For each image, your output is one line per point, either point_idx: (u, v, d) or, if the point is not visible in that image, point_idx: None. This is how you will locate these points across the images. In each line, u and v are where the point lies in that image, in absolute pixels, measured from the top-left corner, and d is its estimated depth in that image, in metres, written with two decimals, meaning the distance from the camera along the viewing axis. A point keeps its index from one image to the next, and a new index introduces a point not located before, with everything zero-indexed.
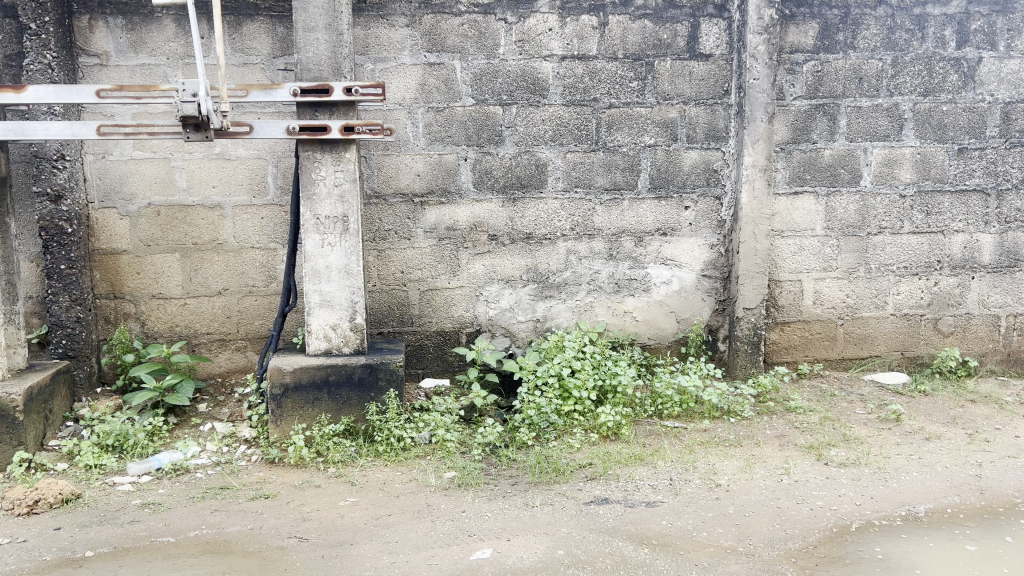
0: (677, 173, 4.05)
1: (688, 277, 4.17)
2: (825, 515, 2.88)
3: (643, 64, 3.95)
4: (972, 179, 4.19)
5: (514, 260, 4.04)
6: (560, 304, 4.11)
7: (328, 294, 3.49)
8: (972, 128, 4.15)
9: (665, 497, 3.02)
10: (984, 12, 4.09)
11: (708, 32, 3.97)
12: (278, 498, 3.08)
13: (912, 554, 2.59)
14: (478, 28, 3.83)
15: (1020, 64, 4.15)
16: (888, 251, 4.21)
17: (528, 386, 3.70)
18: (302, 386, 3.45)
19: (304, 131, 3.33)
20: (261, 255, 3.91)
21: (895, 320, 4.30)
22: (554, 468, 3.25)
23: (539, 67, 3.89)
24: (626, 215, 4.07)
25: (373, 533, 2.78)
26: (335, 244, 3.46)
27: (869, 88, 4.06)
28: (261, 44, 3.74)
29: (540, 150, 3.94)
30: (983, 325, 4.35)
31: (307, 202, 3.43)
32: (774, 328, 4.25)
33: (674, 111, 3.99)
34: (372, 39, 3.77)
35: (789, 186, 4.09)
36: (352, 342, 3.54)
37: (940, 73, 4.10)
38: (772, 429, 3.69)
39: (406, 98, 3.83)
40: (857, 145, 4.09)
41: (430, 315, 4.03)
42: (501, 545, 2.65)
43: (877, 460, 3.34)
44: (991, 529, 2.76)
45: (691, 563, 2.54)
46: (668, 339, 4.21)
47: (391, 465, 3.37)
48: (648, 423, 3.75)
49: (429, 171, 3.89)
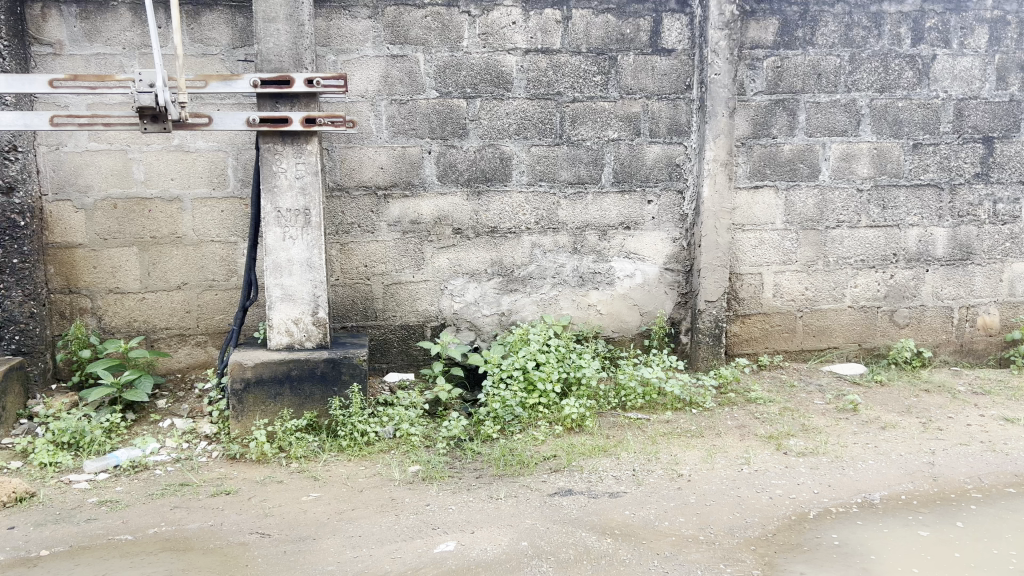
0: (640, 167, 4.08)
1: (651, 271, 4.20)
2: (784, 503, 2.93)
3: (606, 58, 3.97)
4: (927, 174, 4.28)
5: (479, 254, 4.04)
6: (525, 297, 4.12)
7: (289, 288, 3.46)
8: (927, 124, 4.24)
9: (628, 487, 3.05)
10: (938, 11, 4.17)
11: (671, 27, 3.99)
12: (239, 494, 3.04)
13: (868, 540, 2.65)
14: (441, 20, 3.82)
15: (973, 61, 4.24)
16: (846, 244, 4.29)
17: (493, 379, 3.70)
18: (264, 381, 3.42)
19: (265, 123, 3.29)
20: (221, 249, 3.85)
21: (853, 312, 4.39)
22: (519, 460, 3.26)
23: (502, 60, 3.89)
24: (590, 209, 4.08)
25: (336, 528, 2.77)
26: (297, 237, 3.43)
27: (827, 83, 4.13)
28: (221, 34, 3.68)
29: (504, 144, 3.95)
30: (937, 317, 4.45)
31: (268, 194, 3.39)
32: (735, 320, 4.30)
33: (637, 105, 4.02)
34: (334, 30, 3.73)
35: (750, 181, 4.14)
36: (314, 337, 3.51)
37: (896, 70, 4.18)
38: (733, 419, 3.75)
39: (369, 90, 3.80)
40: (816, 140, 4.16)
41: (394, 309, 4.01)
42: (465, 537, 2.66)
43: (835, 449, 3.40)
44: (943, 515, 2.83)
45: (653, 552, 2.57)
46: (631, 332, 4.25)
47: (355, 460, 3.34)
48: (612, 415, 3.78)
49: (392, 164, 3.87)
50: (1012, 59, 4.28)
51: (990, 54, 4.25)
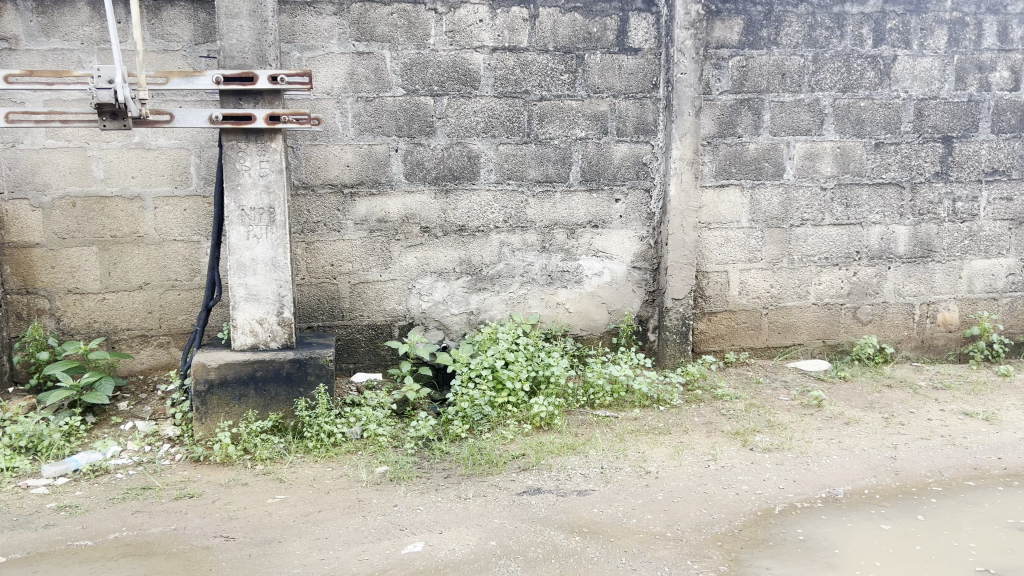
0: (608, 166, 4.09)
1: (619, 269, 4.22)
2: (750, 499, 2.95)
3: (573, 57, 3.97)
4: (889, 173, 4.34)
5: (447, 253, 4.02)
6: (493, 296, 4.11)
7: (254, 288, 3.41)
8: (888, 124, 4.30)
9: (596, 485, 3.05)
10: (899, 11, 4.22)
11: (637, 27, 4.01)
12: (203, 497, 3.00)
13: (832, 535, 2.68)
14: (407, 17, 3.79)
15: (933, 62, 4.30)
16: (810, 243, 4.35)
17: (461, 378, 3.69)
18: (228, 382, 3.37)
19: (228, 119, 3.25)
20: (183, 248, 3.78)
21: (817, 309, 4.45)
22: (487, 460, 3.25)
23: (469, 58, 3.87)
24: (558, 208, 4.09)
25: (303, 530, 2.74)
26: (261, 236, 3.39)
27: (791, 83, 4.17)
28: (182, 30, 3.62)
29: (472, 142, 3.93)
30: (900, 314, 4.52)
31: (231, 192, 3.34)
32: (702, 318, 4.34)
33: (604, 104, 4.03)
34: (299, 27, 3.69)
35: (716, 180, 4.18)
36: (280, 337, 3.47)
37: (858, 70, 4.23)
38: (700, 416, 3.78)
39: (335, 87, 3.77)
40: (781, 139, 4.20)
41: (361, 308, 3.98)
42: (433, 538, 2.64)
43: (800, 444, 3.44)
44: (905, 509, 2.88)
45: (621, 549, 2.57)
46: (599, 330, 4.25)
47: (322, 461, 3.31)
48: (581, 413, 3.78)
49: (358, 162, 3.84)
50: (970, 60, 4.34)
51: (949, 55, 4.31)
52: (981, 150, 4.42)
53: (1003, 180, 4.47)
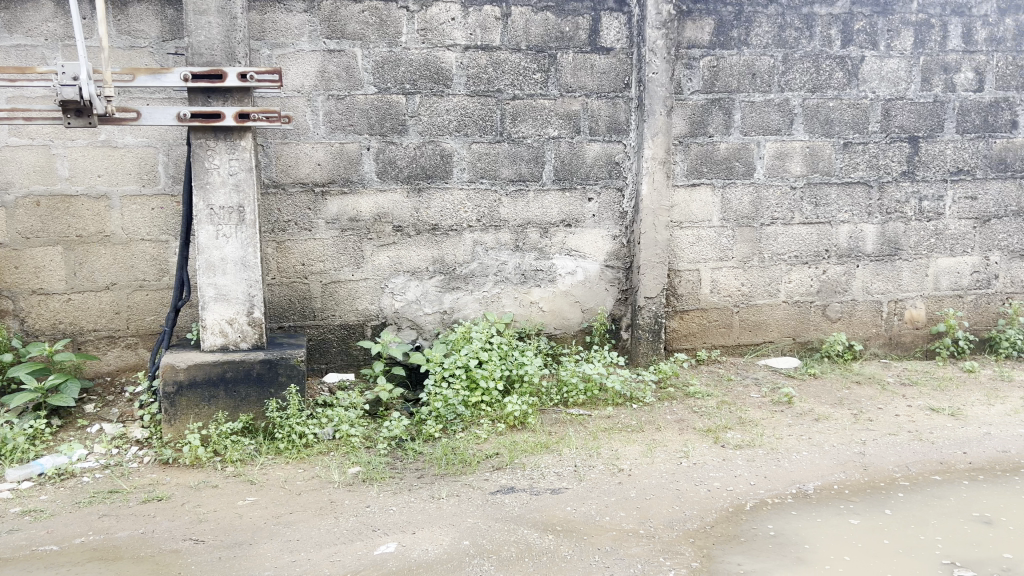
0: (581, 165, 4.10)
1: (592, 268, 4.23)
2: (721, 495, 2.98)
3: (545, 56, 3.97)
4: (857, 172, 4.40)
5: (420, 252, 4.00)
6: (467, 295, 4.10)
7: (223, 288, 3.38)
8: (857, 123, 4.35)
9: (570, 483, 3.06)
10: (866, 13, 4.27)
11: (609, 26, 4.02)
12: (171, 500, 2.95)
13: (802, 530, 2.71)
14: (379, 15, 3.77)
15: (900, 63, 4.35)
16: (780, 241, 4.39)
17: (435, 378, 3.67)
18: (197, 383, 3.33)
19: (195, 117, 3.22)
20: (151, 247, 3.73)
21: (787, 307, 4.49)
22: (461, 459, 3.24)
23: (441, 56, 3.86)
24: (531, 207, 4.09)
25: (273, 532, 2.71)
26: (230, 236, 3.35)
27: (761, 83, 4.21)
28: (149, 26, 3.57)
29: (444, 141, 3.92)
30: (868, 311, 4.58)
31: (199, 191, 3.30)
32: (674, 316, 4.37)
33: (577, 103, 4.04)
34: (269, 24, 3.66)
35: (687, 179, 4.21)
36: (250, 337, 3.44)
37: (827, 71, 4.28)
38: (672, 414, 3.80)
39: (305, 85, 3.74)
40: (751, 139, 4.24)
41: (333, 308, 3.95)
42: (406, 539, 2.63)
43: (770, 441, 3.48)
44: (873, 503, 2.92)
45: (594, 547, 2.58)
46: (573, 329, 4.26)
47: (293, 462, 3.28)
48: (554, 412, 3.79)
49: (330, 160, 3.81)
50: (936, 61, 4.39)
51: (915, 56, 4.36)
52: (947, 149, 4.48)
53: (968, 179, 4.53)
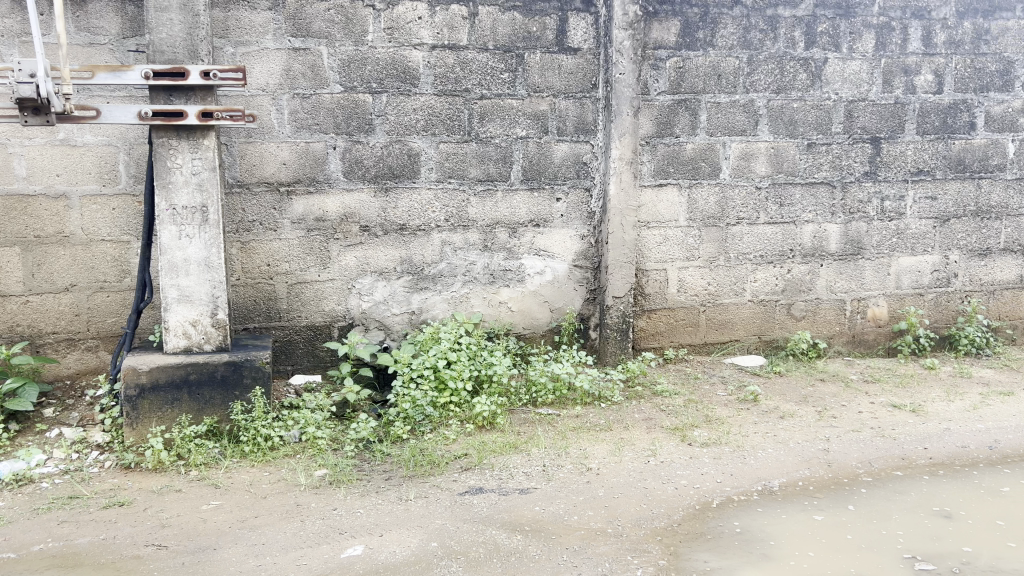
0: (549, 165, 4.10)
1: (561, 268, 4.24)
2: (688, 493, 3.00)
3: (513, 56, 3.97)
4: (820, 173, 4.45)
5: (387, 252, 3.97)
6: (435, 295, 4.08)
7: (186, 289, 3.33)
8: (820, 124, 4.41)
9: (539, 483, 3.06)
10: (829, 16, 4.33)
11: (576, 27, 4.03)
12: (133, 506, 2.90)
13: (767, 526, 2.74)
14: (345, 13, 3.74)
15: (862, 65, 4.41)
16: (746, 241, 4.44)
17: (403, 379, 3.65)
18: (160, 386, 3.28)
19: (158, 116, 3.17)
20: (112, 248, 3.66)
21: (753, 306, 4.54)
22: (429, 460, 3.23)
23: (409, 55, 3.84)
24: (499, 207, 4.08)
25: (238, 536, 2.68)
26: (193, 236, 3.30)
27: (727, 84, 4.25)
28: (110, 23, 3.50)
29: (412, 140, 3.90)
30: (832, 310, 4.65)
31: (162, 191, 3.25)
32: (642, 316, 4.39)
33: (544, 103, 4.04)
34: (232, 22, 3.61)
35: (654, 179, 4.24)
36: (214, 339, 3.39)
37: (791, 72, 4.33)
38: (640, 412, 3.82)
39: (270, 83, 3.69)
40: (717, 139, 4.28)
41: (299, 309, 3.91)
42: (373, 541, 2.61)
43: (736, 439, 3.51)
44: (837, 499, 2.96)
45: (562, 546, 2.58)
46: (541, 328, 4.26)
47: (258, 465, 3.24)
48: (523, 412, 3.79)
49: (295, 160, 3.78)
50: (897, 63, 4.46)
51: (876, 59, 4.43)
52: (908, 150, 4.55)
53: (928, 180, 4.61)
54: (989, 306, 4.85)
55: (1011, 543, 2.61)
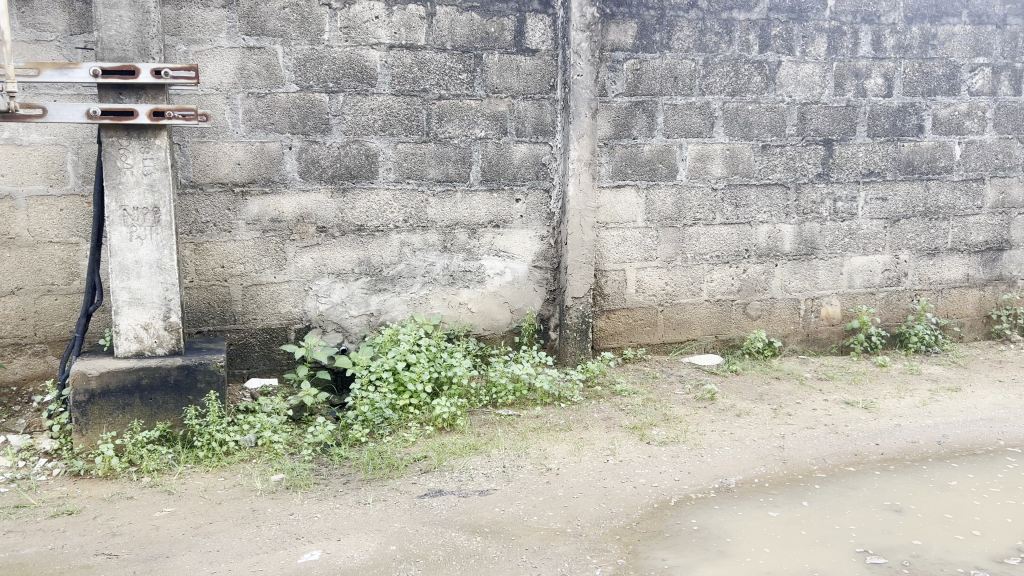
0: (508, 166, 4.10)
1: (520, 268, 4.24)
2: (647, 492, 3.02)
3: (471, 56, 3.96)
4: (775, 174, 4.53)
5: (345, 253, 3.93)
6: (394, 297, 4.05)
7: (138, 292, 3.26)
8: (774, 126, 4.48)
9: (498, 484, 3.06)
10: (782, 19, 4.40)
11: (534, 28, 4.04)
12: (83, 514, 2.83)
13: (724, 523, 2.77)
14: (300, 12, 3.70)
15: (814, 68, 4.49)
16: (702, 241, 4.49)
17: (361, 382, 3.62)
18: (111, 391, 3.21)
19: (107, 114, 3.10)
20: (60, 250, 3.57)
21: (709, 305, 4.59)
22: (388, 463, 3.20)
23: (366, 55, 3.81)
24: (458, 207, 4.07)
25: (192, 543, 2.63)
26: (145, 238, 3.24)
27: (683, 86, 4.30)
28: (56, 19, 3.41)
29: (369, 140, 3.87)
30: (786, 309, 4.72)
31: (111, 191, 3.18)
32: (601, 316, 4.42)
33: (503, 104, 4.04)
34: (184, 19, 3.54)
35: (612, 180, 4.26)
36: (166, 343, 3.32)
37: (746, 75, 4.39)
38: (600, 412, 3.84)
39: (224, 83, 3.64)
40: (674, 141, 4.32)
41: (254, 311, 3.86)
42: (330, 546, 2.58)
43: (694, 437, 3.55)
44: (791, 495, 3.01)
45: (522, 547, 2.58)
46: (501, 329, 4.26)
47: (213, 471, 3.18)
48: (483, 413, 3.78)
49: (250, 160, 3.72)
50: (848, 67, 4.55)
51: (828, 62, 4.51)
52: (859, 152, 4.65)
53: (879, 181, 4.71)
54: (938, 305, 4.97)
55: (959, 536, 2.68)
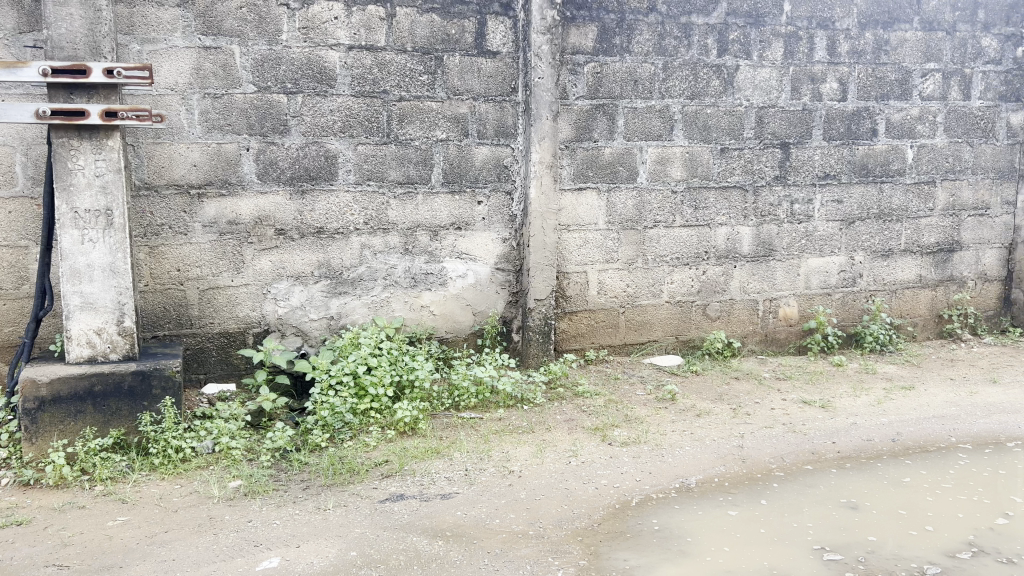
0: (469, 168, 4.10)
1: (482, 271, 4.23)
2: (609, 492, 3.04)
3: (432, 58, 3.95)
4: (733, 177, 4.58)
5: (304, 256, 3.89)
6: (355, 300, 4.01)
7: (90, 296, 3.18)
8: (732, 130, 4.54)
9: (460, 488, 3.05)
10: (740, 24, 4.46)
11: (495, 30, 4.04)
12: (32, 524, 2.75)
13: (685, 523, 2.80)
14: (257, 12, 3.65)
15: (771, 72, 4.56)
16: (663, 243, 4.53)
17: (321, 386, 3.58)
18: (62, 398, 3.13)
19: (58, 115, 3.03)
20: (9, 253, 3.47)
21: (670, 307, 4.63)
22: (348, 468, 3.17)
23: (324, 56, 3.77)
24: (419, 210, 4.05)
25: (147, 553, 2.57)
26: (97, 241, 3.16)
27: (643, 90, 4.33)
28: (5, 16, 3.32)
29: (329, 142, 3.83)
30: (745, 310, 4.79)
31: (62, 193, 3.10)
32: (563, 317, 4.43)
33: (464, 106, 4.03)
34: (138, 18, 3.48)
35: (573, 183, 4.28)
36: (120, 348, 3.25)
37: (704, 79, 4.44)
38: (562, 414, 3.85)
39: (179, 83, 3.57)
40: (634, 144, 4.36)
41: (211, 316, 3.79)
42: (290, 553, 2.55)
43: (655, 437, 3.57)
44: (750, 494, 3.04)
45: (483, 550, 2.57)
46: (463, 332, 4.24)
47: (169, 478, 3.12)
48: (445, 416, 3.77)
49: (206, 161, 3.67)
50: (804, 72, 4.63)
51: (785, 67, 4.58)
52: (815, 155, 4.73)
53: (835, 184, 4.80)
54: (892, 305, 5.08)
55: (913, 531, 2.73)
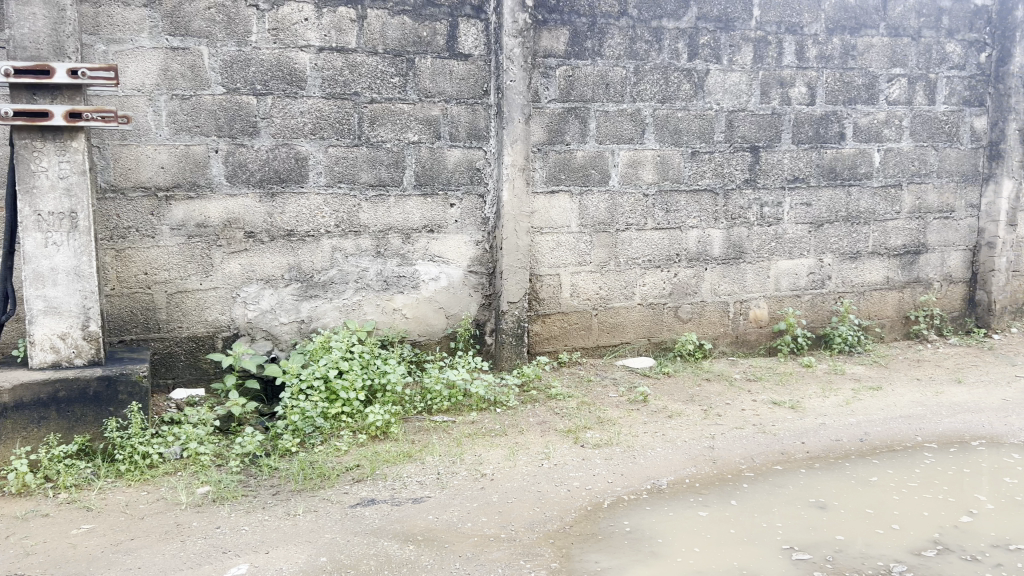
0: (441, 170, 4.09)
1: (455, 273, 4.22)
2: (581, 494, 3.05)
3: (403, 60, 3.94)
4: (703, 180, 4.62)
5: (275, 259, 3.86)
6: (326, 303, 3.98)
7: (54, 300, 3.13)
8: (703, 133, 4.57)
9: (432, 491, 3.03)
10: (710, 29, 4.50)
11: (466, 32, 4.04)
12: None
13: (656, 524, 2.81)
14: (226, 12, 3.61)
15: (741, 77, 4.61)
16: (635, 246, 4.55)
17: (291, 391, 3.55)
18: (25, 405, 3.07)
19: (21, 116, 2.98)
20: None
21: (642, 309, 4.66)
22: (319, 473, 3.15)
23: (294, 58, 3.74)
24: (391, 212, 4.03)
25: (112, 561, 2.53)
26: (62, 244, 3.11)
27: (614, 93, 4.35)
28: None
29: (299, 144, 3.80)
30: (716, 311, 4.82)
31: (25, 195, 3.05)
32: (536, 320, 4.43)
33: (436, 109, 4.03)
34: (104, 18, 3.43)
35: (546, 185, 4.29)
36: (85, 353, 3.20)
37: (675, 83, 4.48)
38: (535, 416, 3.85)
39: (146, 84, 3.53)
40: (606, 147, 4.37)
41: (179, 319, 3.74)
42: (258, 559, 2.52)
43: (627, 439, 3.59)
44: (720, 495, 3.07)
45: (454, 554, 2.56)
46: (436, 335, 4.23)
47: (135, 485, 3.07)
48: (417, 419, 3.75)
49: (174, 163, 3.62)
50: (773, 76, 4.68)
51: (754, 71, 4.63)
52: (784, 158, 4.78)
53: (804, 187, 4.85)
54: (860, 307, 5.15)
55: (880, 530, 2.77)
